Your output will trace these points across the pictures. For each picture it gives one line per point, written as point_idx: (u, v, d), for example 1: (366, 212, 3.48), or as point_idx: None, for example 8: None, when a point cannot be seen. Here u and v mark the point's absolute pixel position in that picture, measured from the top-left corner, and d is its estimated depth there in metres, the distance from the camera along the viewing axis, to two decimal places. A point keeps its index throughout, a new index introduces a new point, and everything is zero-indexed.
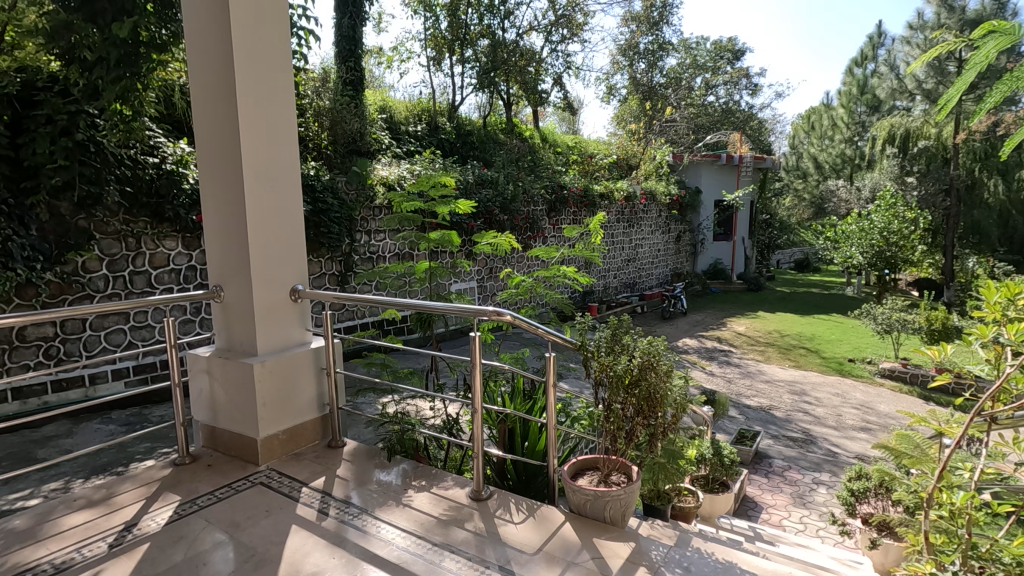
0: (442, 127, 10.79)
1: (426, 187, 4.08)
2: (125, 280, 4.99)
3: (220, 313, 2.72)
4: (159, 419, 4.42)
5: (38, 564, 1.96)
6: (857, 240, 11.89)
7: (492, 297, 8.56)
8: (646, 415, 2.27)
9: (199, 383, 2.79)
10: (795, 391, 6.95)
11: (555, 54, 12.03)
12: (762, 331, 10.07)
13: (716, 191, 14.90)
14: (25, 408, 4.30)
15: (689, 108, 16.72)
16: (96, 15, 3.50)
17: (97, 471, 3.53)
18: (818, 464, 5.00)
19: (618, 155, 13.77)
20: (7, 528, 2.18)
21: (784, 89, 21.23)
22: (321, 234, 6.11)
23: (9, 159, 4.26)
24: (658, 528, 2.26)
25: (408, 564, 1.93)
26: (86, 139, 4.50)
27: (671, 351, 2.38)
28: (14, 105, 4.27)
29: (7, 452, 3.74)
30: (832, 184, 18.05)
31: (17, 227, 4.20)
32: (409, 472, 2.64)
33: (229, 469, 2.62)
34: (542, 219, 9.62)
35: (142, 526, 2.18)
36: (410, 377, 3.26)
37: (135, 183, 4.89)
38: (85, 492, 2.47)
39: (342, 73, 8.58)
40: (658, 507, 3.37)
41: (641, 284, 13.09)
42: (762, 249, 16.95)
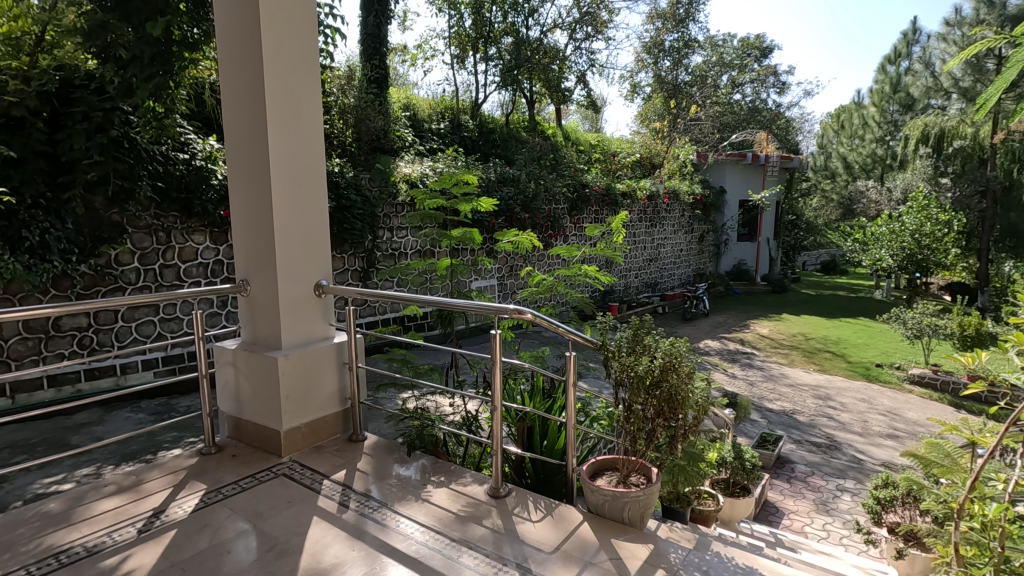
0: (464, 125, 10.84)
1: (448, 184, 4.09)
2: (156, 273, 5.12)
3: (246, 307, 2.78)
4: (186, 409, 4.54)
5: (71, 547, 2.03)
6: (887, 243, 11.61)
7: (512, 295, 8.58)
8: (667, 417, 2.25)
9: (226, 374, 2.85)
10: (820, 396, 6.82)
11: (579, 51, 11.97)
12: (786, 334, 9.90)
13: (741, 191, 14.67)
14: (59, 396, 4.46)
15: (715, 106, 16.48)
16: (130, 14, 3.63)
17: (126, 458, 3.64)
18: (842, 471, 4.90)
19: (641, 154, 13.62)
20: (41, 512, 2.26)
21: (814, 88, 20.74)
22: (345, 230, 6.19)
23: (48, 155, 4.42)
24: (677, 531, 2.24)
25: (427, 559, 1.95)
26: (120, 135, 4.63)
27: (693, 352, 2.35)
28: (52, 103, 4.42)
29: (42, 438, 3.88)
30: (862, 184, 17.63)
31: (53, 220, 4.37)
32: (429, 468, 2.66)
33: (252, 460, 2.68)
34: (563, 217, 9.56)
35: (169, 513, 2.24)
36: (430, 373, 3.28)
37: (166, 178, 5.03)
38: (115, 478, 2.55)
39: (367, 71, 8.67)
40: (677, 509, 3.32)
41: (662, 284, 12.97)
42: (787, 250, 16.65)
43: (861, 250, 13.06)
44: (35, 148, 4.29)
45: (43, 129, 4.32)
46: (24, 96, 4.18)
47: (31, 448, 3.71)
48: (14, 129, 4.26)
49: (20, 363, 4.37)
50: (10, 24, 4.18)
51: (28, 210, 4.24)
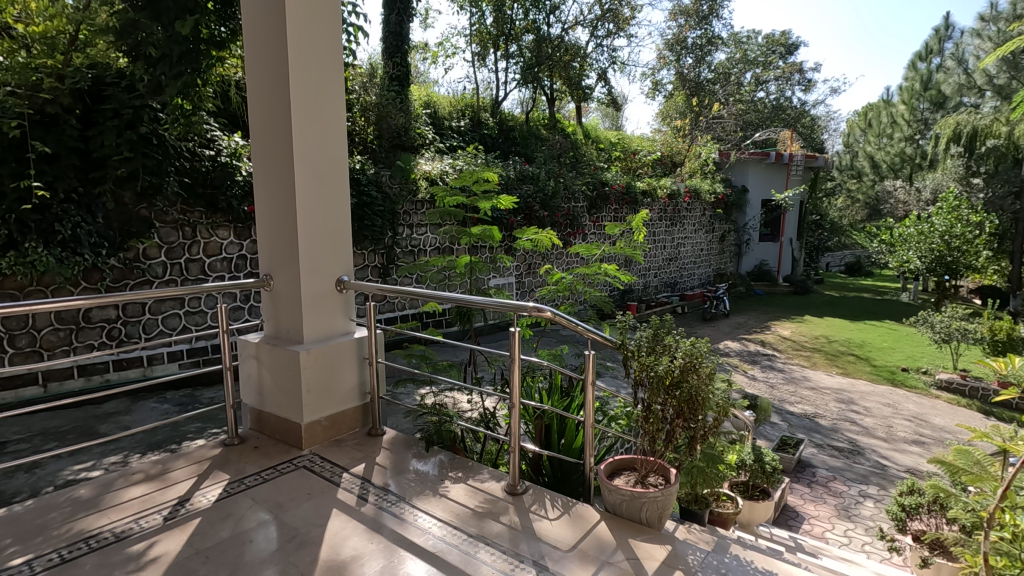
0: (485, 123, 10.82)
1: (469, 182, 4.10)
2: (182, 267, 5.23)
3: (269, 301, 2.82)
4: (209, 400, 4.63)
5: (99, 532, 2.09)
6: (915, 244, 11.34)
7: (530, 293, 8.59)
8: (687, 417, 2.23)
9: (249, 367, 2.90)
10: (842, 400, 6.69)
11: (600, 49, 11.90)
12: (808, 336, 9.73)
13: (764, 190, 14.42)
14: (89, 385, 4.59)
15: (738, 104, 16.21)
16: (161, 13, 3.69)
17: (152, 447, 3.74)
18: (865, 477, 4.80)
19: (662, 152, 13.48)
20: (72, 497, 2.33)
21: (840, 85, 20.20)
22: (365, 227, 6.25)
23: (80, 151, 4.53)
24: (695, 533, 2.21)
25: (444, 554, 1.96)
26: (149, 132, 4.75)
27: (714, 352, 2.32)
28: (84, 100, 4.52)
29: (72, 426, 4.00)
30: (889, 184, 17.22)
31: (84, 215, 4.49)
32: (446, 463, 2.68)
33: (274, 452, 2.72)
34: (583, 215, 9.50)
35: (194, 502, 2.29)
36: (449, 370, 3.29)
37: (192, 174, 5.13)
38: (142, 467, 2.61)
39: (388, 68, 8.73)
40: (695, 510, 3.27)
41: (682, 284, 12.83)
42: (811, 251, 16.36)
43: (888, 252, 12.75)
44: (68, 144, 4.40)
45: (75, 125, 4.44)
46: (58, 93, 4.32)
47: (62, 436, 3.83)
48: (48, 125, 4.37)
49: (52, 353, 4.51)
50: (46, 23, 4.31)
51: (61, 205, 4.37)
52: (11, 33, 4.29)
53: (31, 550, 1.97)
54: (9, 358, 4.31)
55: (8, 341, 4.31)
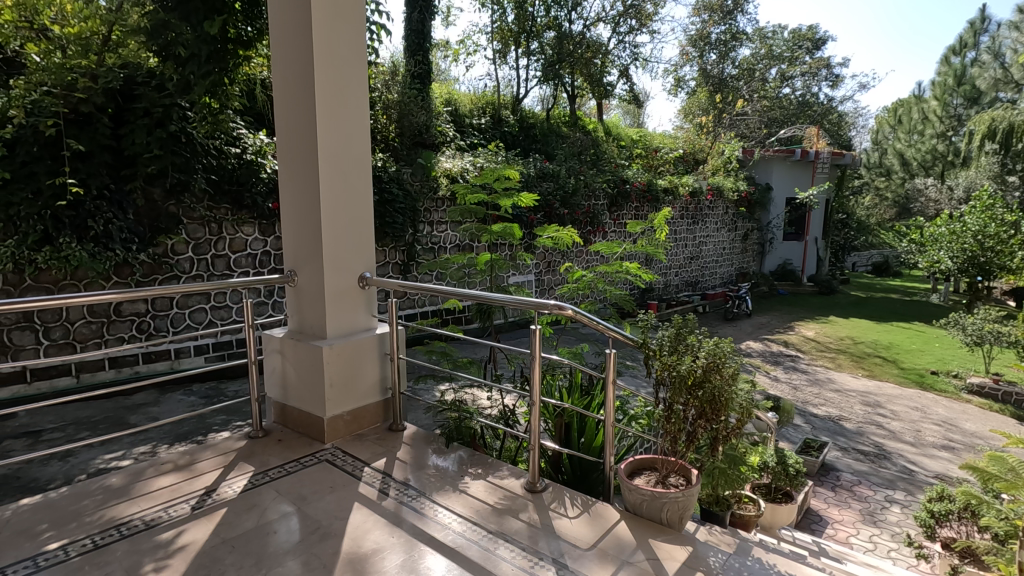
0: (506, 121, 10.80)
1: (490, 179, 4.10)
2: (208, 262, 5.33)
3: (293, 297, 2.86)
4: (234, 394, 4.72)
5: (130, 520, 2.15)
6: (947, 244, 11.05)
7: (550, 291, 8.58)
8: (709, 418, 2.21)
9: (273, 361, 2.95)
10: (868, 403, 6.55)
11: (622, 45, 11.82)
12: (833, 337, 9.54)
13: (789, 188, 14.16)
14: (119, 376, 4.72)
15: (763, 100, 15.92)
16: (190, 14, 3.73)
17: (179, 438, 3.83)
18: (892, 481, 4.69)
19: (684, 149, 13.32)
20: (104, 485, 2.40)
21: (870, 81, 19.63)
22: (387, 224, 6.30)
23: (112, 149, 4.66)
24: (716, 534, 2.19)
25: (464, 549, 1.97)
26: (178, 131, 4.86)
27: (738, 353, 2.29)
28: (116, 100, 4.65)
29: (103, 417, 4.12)
30: (920, 182, 16.74)
31: (116, 211, 4.62)
32: (466, 460, 2.69)
33: (297, 445, 2.77)
34: (603, 213, 9.43)
35: (220, 493, 2.34)
36: (469, 367, 3.30)
37: (219, 172, 5.23)
38: (170, 457, 2.68)
39: (410, 66, 8.78)
40: (716, 512, 3.26)
41: (703, 284, 12.68)
42: (836, 251, 16.01)
43: (918, 251, 12.42)
44: (101, 142, 4.53)
45: (108, 124, 4.57)
46: (92, 92, 4.45)
47: (94, 426, 3.94)
48: (82, 124, 4.52)
49: (85, 345, 4.65)
50: (80, 25, 4.36)
51: (93, 201, 4.50)
52: (48, 35, 4.42)
53: (66, 535, 2.04)
54: (44, 350, 4.46)
55: (43, 333, 4.45)
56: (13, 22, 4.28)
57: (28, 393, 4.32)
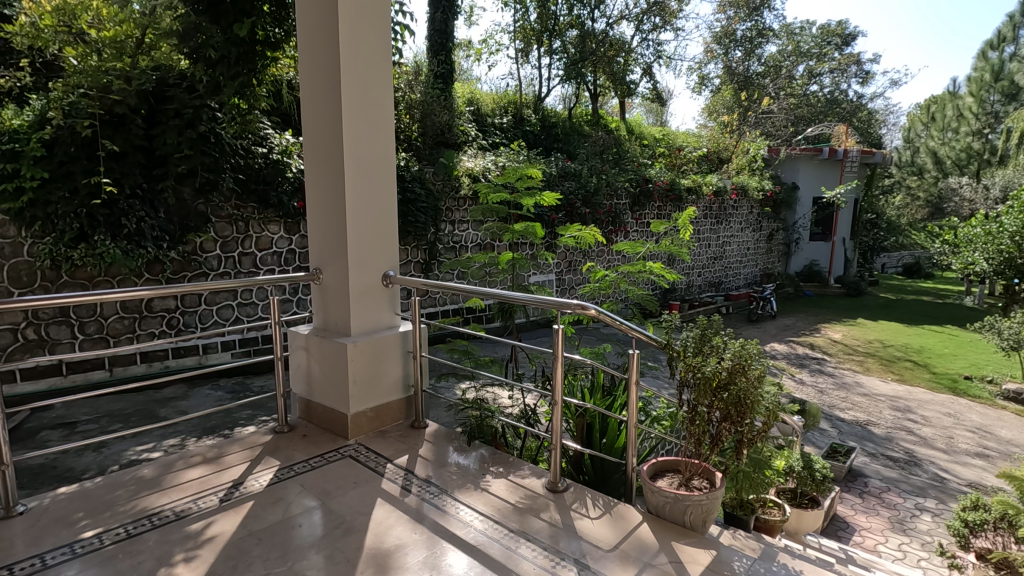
0: (527, 119, 10.77)
1: (512, 178, 4.09)
2: (235, 260, 5.43)
3: (318, 294, 2.90)
4: (260, 389, 4.81)
5: (161, 510, 2.21)
6: (982, 245, 10.73)
7: (571, 290, 8.55)
8: (734, 421, 2.17)
9: (298, 358, 2.99)
10: (898, 408, 6.37)
11: (645, 43, 11.71)
12: (862, 339, 9.32)
13: (815, 188, 13.86)
14: (150, 371, 4.85)
15: (789, 98, 15.62)
16: (220, 17, 3.80)
17: (207, 432, 3.92)
18: (922, 489, 4.56)
19: (709, 148, 13.16)
20: (137, 476, 2.47)
21: (902, 77, 19.08)
22: (409, 223, 6.35)
23: (145, 149, 4.79)
24: (740, 539, 2.15)
25: (485, 547, 1.98)
26: (207, 131, 4.98)
27: (764, 356, 2.25)
28: (149, 101, 4.78)
29: (135, 409, 4.24)
30: (954, 181, 16.23)
31: (148, 210, 4.76)
32: (487, 458, 2.70)
33: (321, 440, 2.81)
34: (625, 213, 9.36)
35: (247, 486, 2.39)
36: (491, 366, 3.30)
37: (246, 171, 5.33)
38: (199, 450, 2.74)
39: (433, 66, 8.84)
40: (740, 516, 3.24)
41: (727, 284, 12.51)
42: (865, 251, 15.63)
43: (951, 253, 12.06)
44: (134, 142, 4.66)
45: (140, 125, 4.70)
46: (126, 94, 4.57)
47: (126, 418, 4.06)
48: (117, 125, 4.66)
49: (117, 340, 4.79)
50: (116, 28, 4.52)
51: (127, 200, 4.63)
52: (85, 39, 4.54)
53: (101, 523, 2.11)
54: (79, 344, 4.61)
55: (79, 327, 4.61)
56: (53, 27, 4.43)
57: (64, 385, 4.47)
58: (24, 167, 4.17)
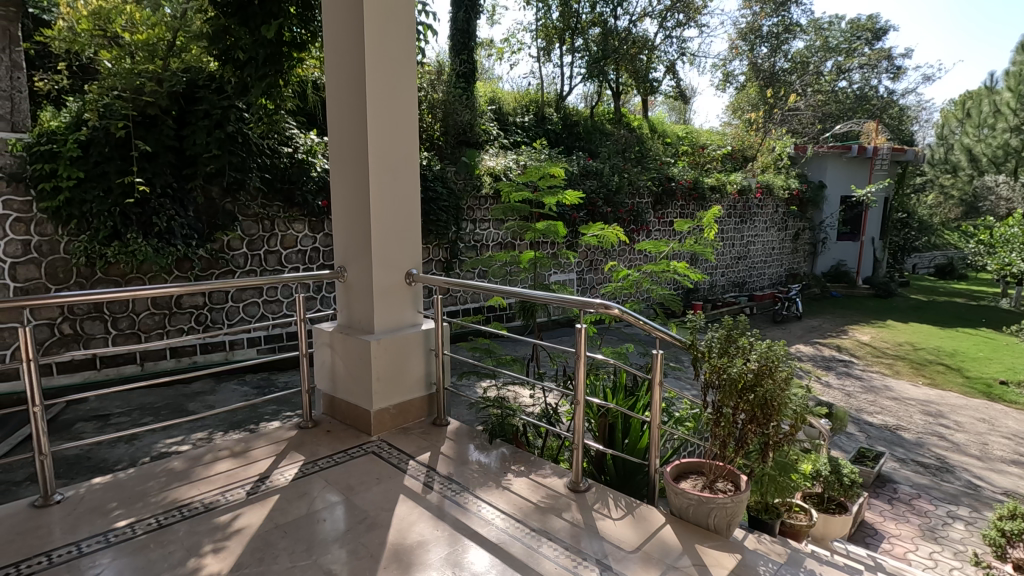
0: (549, 118, 10.73)
1: (534, 177, 4.08)
2: (261, 258, 5.53)
3: (343, 292, 2.93)
4: (284, 385, 4.90)
5: (191, 502, 2.26)
6: (1019, 246, 10.33)
7: (592, 289, 8.51)
8: (760, 423, 2.12)
9: (323, 354, 3.03)
10: (930, 413, 6.19)
11: (669, 40, 11.60)
12: (891, 342, 9.07)
13: (844, 186, 13.55)
14: (179, 366, 4.97)
15: (817, 95, 15.28)
16: (248, 18, 3.88)
17: (233, 426, 4.00)
18: (955, 497, 4.43)
19: (733, 146, 13.03)
20: (168, 468, 2.54)
21: (935, 72, 18.53)
22: (430, 222, 6.39)
23: (175, 149, 4.90)
24: (766, 543, 2.12)
25: (507, 546, 1.98)
26: (235, 131, 5.07)
27: (792, 357, 2.20)
28: (179, 103, 4.90)
29: (164, 403, 4.35)
30: (991, 179, 15.68)
31: (178, 208, 4.88)
32: (508, 457, 2.70)
33: (345, 436, 2.85)
34: (647, 212, 9.29)
35: (273, 480, 2.43)
36: (513, 365, 3.29)
37: (272, 171, 5.41)
38: (226, 444, 2.79)
39: (456, 65, 8.90)
40: (765, 520, 3.18)
41: (751, 284, 12.31)
42: (895, 251, 15.23)
43: (987, 253, 11.66)
44: (165, 143, 4.78)
45: (171, 126, 4.82)
46: (157, 96, 4.67)
47: (156, 411, 4.16)
48: (148, 126, 4.78)
49: (148, 335, 4.92)
50: (148, 31, 4.65)
51: (158, 199, 4.76)
52: (119, 42, 4.67)
53: (133, 513, 2.17)
54: (112, 339, 4.76)
55: (112, 323, 4.75)
56: (89, 31, 4.58)
57: (97, 379, 4.62)
58: (61, 167, 4.31)
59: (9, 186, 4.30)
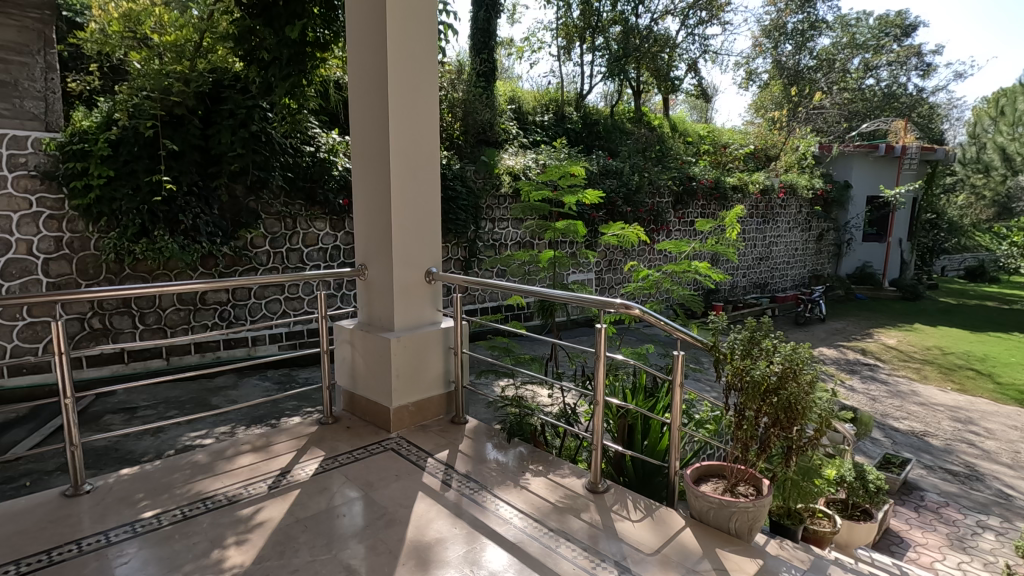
0: (569, 117, 10.66)
1: (554, 176, 4.06)
2: (283, 256, 5.61)
3: (363, 289, 2.96)
4: (305, 380, 4.97)
5: (214, 494, 2.30)
6: None
7: (611, 289, 8.46)
8: (783, 427, 2.08)
9: (343, 351, 3.06)
10: (959, 419, 6.03)
11: (691, 38, 11.48)
12: (919, 346, 8.85)
13: (871, 186, 13.24)
14: (203, 360, 5.07)
15: (842, 93, 14.96)
16: (273, 19, 3.95)
17: (255, 421, 4.07)
18: (985, 506, 4.30)
19: (755, 145, 12.81)
20: (192, 461, 2.59)
21: (967, 69, 18.02)
22: (449, 221, 6.41)
23: (201, 148, 5.00)
24: (788, 549, 2.08)
25: (526, 545, 1.98)
26: (258, 130, 5.14)
27: (817, 360, 2.16)
28: (205, 102, 5.01)
29: (189, 397, 4.44)
30: None
31: (203, 206, 4.98)
32: (526, 456, 2.69)
33: (364, 433, 2.87)
34: (667, 211, 9.19)
35: (294, 474, 2.46)
36: (531, 364, 3.28)
37: (295, 169, 5.48)
38: (249, 438, 2.84)
39: (476, 65, 8.91)
40: (787, 525, 3.12)
41: (773, 286, 12.13)
42: (924, 253, 14.86)
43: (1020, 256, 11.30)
44: (191, 142, 4.88)
45: (197, 125, 4.93)
46: (184, 96, 4.78)
47: (181, 405, 4.25)
48: (175, 125, 4.88)
49: (174, 331, 5.02)
50: (176, 33, 4.58)
51: (184, 197, 4.87)
52: (148, 43, 4.64)
53: (159, 504, 2.22)
54: (140, 334, 4.87)
55: (139, 318, 4.86)
56: (120, 32, 4.54)
57: (125, 372, 4.73)
58: (93, 166, 4.43)
59: (42, 184, 4.47)
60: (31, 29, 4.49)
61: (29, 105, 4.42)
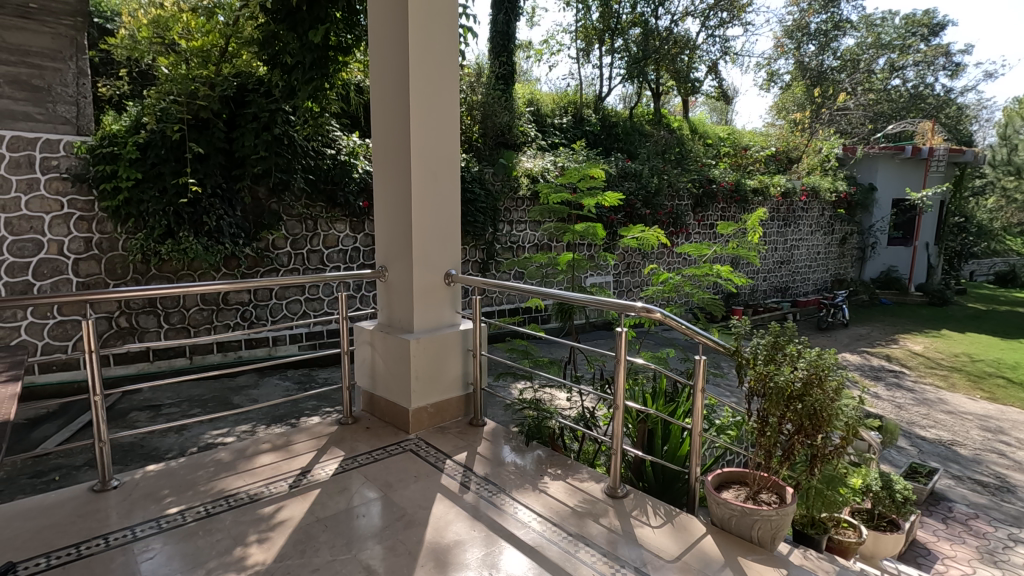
0: (587, 119, 10.60)
1: (574, 179, 4.01)
2: (304, 256, 5.68)
3: (383, 291, 2.98)
4: (323, 380, 5.02)
5: (236, 492, 2.33)
6: None
7: (628, 292, 8.39)
8: (808, 434, 2.04)
9: (363, 352, 3.07)
10: (988, 428, 5.85)
11: (711, 39, 11.37)
12: (946, 353, 8.63)
13: (897, 189, 12.95)
14: (225, 360, 5.15)
15: (867, 94, 14.69)
16: (297, 24, 3.98)
17: (275, 420, 4.12)
18: (1018, 519, 4.16)
19: (777, 147, 12.48)
20: (215, 458, 2.62)
21: (998, 69, 17.57)
22: (467, 223, 6.42)
23: (225, 151, 5.09)
24: (813, 559, 2.04)
25: (544, 549, 1.97)
26: (281, 134, 5.19)
27: (842, 365, 2.11)
28: (230, 106, 5.08)
29: (211, 396, 4.51)
30: None
31: (226, 208, 5.06)
32: (544, 459, 2.68)
33: (384, 434, 2.89)
34: (686, 214, 9.10)
35: (314, 474, 2.49)
36: (550, 366, 3.27)
37: (316, 172, 5.53)
38: (270, 437, 2.87)
39: (495, 67, 8.91)
40: (811, 535, 3.05)
41: (794, 289, 11.94)
42: (951, 257, 14.48)
43: None
44: (216, 144, 4.97)
45: (222, 129, 5.01)
46: (209, 100, 4.87)
47: (203, 404, 4.32)
48: (201, 128, 4.97)
49: (197, 330, 5.11)
50: (203, 38, 4.82)
51: (209, 199, 4.94)
52: (176, 48, 4.87)
53: (183, 501, 2.25)
54: (164, 333, 4.97)
55: (164, 317, 4.96)
56: (148, 38, 4.77)
57: (149, 371, 4.82)
58: (121, 169, 4.55)
59: (74, 187, 4.59)
60: (65, 35, 4.58)
61: (62, 109, 4.54)
